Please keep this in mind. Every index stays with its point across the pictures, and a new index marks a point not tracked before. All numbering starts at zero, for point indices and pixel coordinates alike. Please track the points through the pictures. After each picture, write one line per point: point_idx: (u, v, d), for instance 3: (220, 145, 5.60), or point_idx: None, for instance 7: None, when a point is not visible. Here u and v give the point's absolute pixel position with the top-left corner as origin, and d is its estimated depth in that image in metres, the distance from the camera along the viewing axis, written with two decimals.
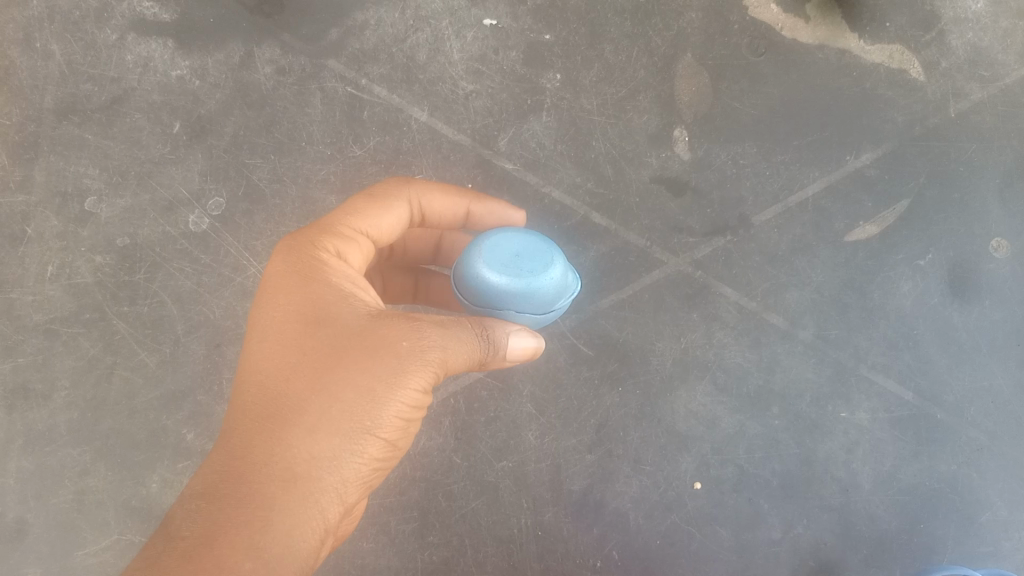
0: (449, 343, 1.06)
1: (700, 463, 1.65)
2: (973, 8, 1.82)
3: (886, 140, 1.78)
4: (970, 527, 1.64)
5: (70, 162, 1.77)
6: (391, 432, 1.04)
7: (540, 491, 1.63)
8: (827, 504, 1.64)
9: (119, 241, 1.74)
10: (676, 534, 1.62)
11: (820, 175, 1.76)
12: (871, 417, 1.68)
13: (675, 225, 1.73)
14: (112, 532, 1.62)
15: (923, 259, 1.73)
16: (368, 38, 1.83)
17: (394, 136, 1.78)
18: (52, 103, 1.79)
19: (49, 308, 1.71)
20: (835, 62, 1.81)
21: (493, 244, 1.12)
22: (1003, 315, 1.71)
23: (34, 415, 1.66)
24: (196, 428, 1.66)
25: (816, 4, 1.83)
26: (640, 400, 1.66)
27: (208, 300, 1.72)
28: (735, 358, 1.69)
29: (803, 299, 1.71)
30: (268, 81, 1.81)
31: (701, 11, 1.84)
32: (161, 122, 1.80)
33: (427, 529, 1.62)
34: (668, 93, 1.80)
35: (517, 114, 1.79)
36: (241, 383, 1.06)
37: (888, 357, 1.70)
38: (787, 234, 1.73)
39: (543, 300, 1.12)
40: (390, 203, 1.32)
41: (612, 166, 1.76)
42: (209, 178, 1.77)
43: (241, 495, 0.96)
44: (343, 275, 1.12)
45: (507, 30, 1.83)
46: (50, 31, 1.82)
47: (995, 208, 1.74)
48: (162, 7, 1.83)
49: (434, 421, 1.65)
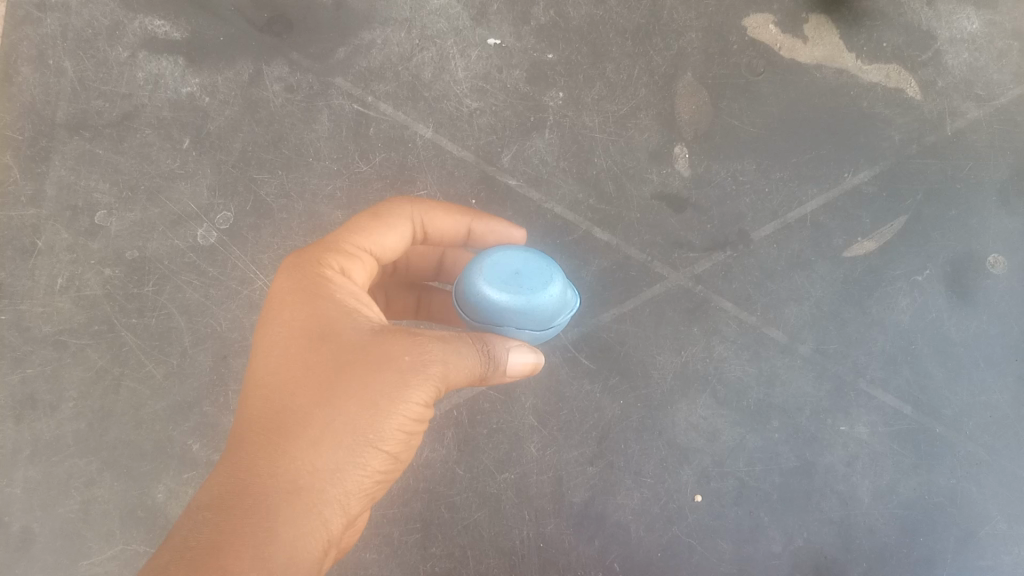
0: (450, 358, 1.08)
1: (701, 476, 1.66)
2: (968, 28, 1.86)
3: (883, 158, 1.81)
4: (971, 542, 1.64)
5: (81, 176, 1.80)
6: (393, 445, 1.06)
7: (542, 503, 1.65)
8: (827, 517, 1.65)
9: (128, 254, 1.77)
10: (677, 546, 1.63)
11: (818, 192, 1.79)
12: (871, 430, 1.69)
13: (675, 240, 1.75)
14: (118, 542, 1.64)
15: (921, 274, 1.75)
16: (375, 57, 1.86)
17: (400, 152, 1.81)
18: (63, 118, 1.82)
19: (59, 319, 1.73)
20: (833, 81, 1.84)
21: (493, 262, 1.15)
22: (1001, 330, 1.73)
23: (42, 425, 1.68)
24: (202, 439, 1.68)
25: (814, 24, 1.87)
26: (641, 413, 1.68)
27: (215, 312, 1.74)
28: (735, 370, 1.71)
29: (802, 313, 1.73)
30: (277, 98, 1.84)
31: (702, 31, 1.88)
32: (171, 138, 1.83)
33: (430, 540, 1.64)
34: (669, 111, 1.83)
35: (520, 131, 1.82)
36: (247, 397, 1.08)
37: (886, 371, 1.72)
38: (786, 250, 1.76)
39: (542, 316, 1.15)
40: (394, 221, 1.34)
41: (613, 182, 1.79)
42: (218, 193, 1.80)
43: (246, 507, 0.98)
44: (346, 291, 1.15)
45: (511, 49, 1.87)
46: (63, 48, 1.86)
47: (992, 224, 1.76)
48: (173, 26, 1.87)
49: (438, 433, 1.67)
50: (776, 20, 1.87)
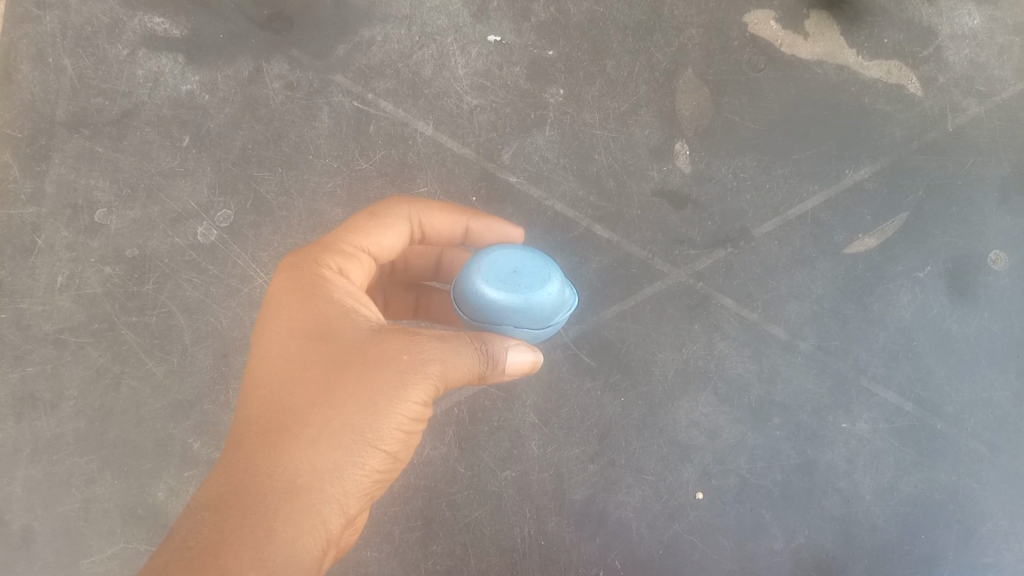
0: (449, 357, 1.08)
1: (702, 473, 1.66)
2: (970, 24, 1.86)
3: (884, 155, 1.80)
4: (973, 539, 1.64)
5: (81, 175, 1.79)
6: (392, 444, 1.06)
7: (544, 500, 1.65)
8: (829, 514, 1.65)
9: (128, 252, 1.77)
10: (678, 544, 1.63)
11: (819, 189, 1.78)
12: (872, 427, 1.69)
13: (676, 236, 1.75)
14: (118, 541, 1.64)
15: (922, 271, 1.75)
16: (375, 54, 1.86)
17: (401, 149, 1.81)
18: (63, 116, 1.82)
19: (59, 318, 1.73)
20: (833, 77, 1.84)
21: (491, 261, 1.15)
22: (1002, 327, 1.73)
23: (43, 423, 1.68)
24: (202, 437, 1.68)
25: (814, 20, 1.86)
26: (642, 410, 1.68)
27: (215, 310, 1.74)
28: (736, 367, 1.70)
29: (803, 310, 1.73)
30: (277, 95, 1.84)
31: (702, 28, 1.87)
32: (171, 136, 1.83)
33: (431, 538, 1.63)
34: (670, 108, 1.83)
35: (520, 129, 1.82)
36: (245, 397, 1.08)
37: (887, 368, 1.71)
38: (788, 247, 1.75)
39: (541, 314, 1.15)
40: (392, 220, 1.34)
41: (614, 179, 1.78)
42: (218, 191, 1.80)
43: (245, 507, 0.98)
44: (345, 291, 1.14)
45: (511, 46, 1.87)
46: (62, 46, 1.85)
47: (994, 220, 1.76)
48: (173, 24, 1.87)
49: (438, 431, 1.67)
50: (777, 17, 1.87)
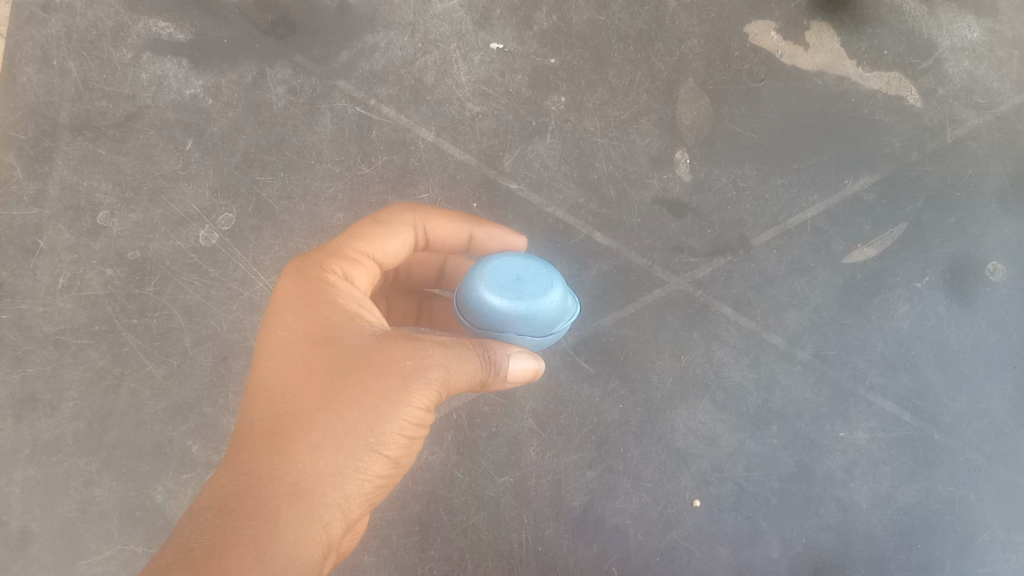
0: (451, 363, 1.08)
1: (699, 481, 1.67)
2: (969, 37, 1.87)
3: (883, 165, 1.81)
4: (969, 549, 1.65)
5: (84, 177, 1.80)
6: (393, 449, 1.06)
7: (541, 506, 1.65)
8: (826, 522, 1.65)
9: (130, 254, 1.78)
10: (675, 551, 1.63)
11: (818, 199, 1.79)
12: (869, 436, 1.70)
13: (675, 244, 1.76)
14: (116, 542, 1.64)
15: (920, 281, 1.76)
16: (378, 60, 1.87)
17: (402, 154, 1.82)
18: (66, 118, 1.83)
19: (59, 319, 1.73)
20: (833, 88, 1.85)
21: (494, 268, 1.15)
22: (999, 337, 1.74)
23: (42, 424, 1.68)
24: (201, 439, 1.68)
25: (815, 31, 1.87)
26: (640, 417, 1.68)
27: (216, 313, 1.75)
28: (734, 376, 1.71)
29: (802, 318, 1.74)
30: (279, 100, 1.85)
31: (703, 38, 1.89)
32: (174, 139, 1.84)
33: (429, 543, 1.64)
34: (670, 117, 1.84)
35: (521, 136, 1.83)
36: (249, 400, 1.08)
37: (886, 378, 1.72)
38: (786, 256, 1.76)
39: (543, 322, 1.15)
40: (396, 227, 1.34)
41: (614, 187, 1.79)
42: (220, 195, 1.81)
43: (248, 509, 0.98)
44: (348, 296, 1.15)
45: (513, 54, 1.88)
46: (67, 49, 1.86)
47: (992, 231, 1.77)
48: (177, 28, 1.88)
49: (437, 435, 1.68)
50: (777, 27, 1.88)
